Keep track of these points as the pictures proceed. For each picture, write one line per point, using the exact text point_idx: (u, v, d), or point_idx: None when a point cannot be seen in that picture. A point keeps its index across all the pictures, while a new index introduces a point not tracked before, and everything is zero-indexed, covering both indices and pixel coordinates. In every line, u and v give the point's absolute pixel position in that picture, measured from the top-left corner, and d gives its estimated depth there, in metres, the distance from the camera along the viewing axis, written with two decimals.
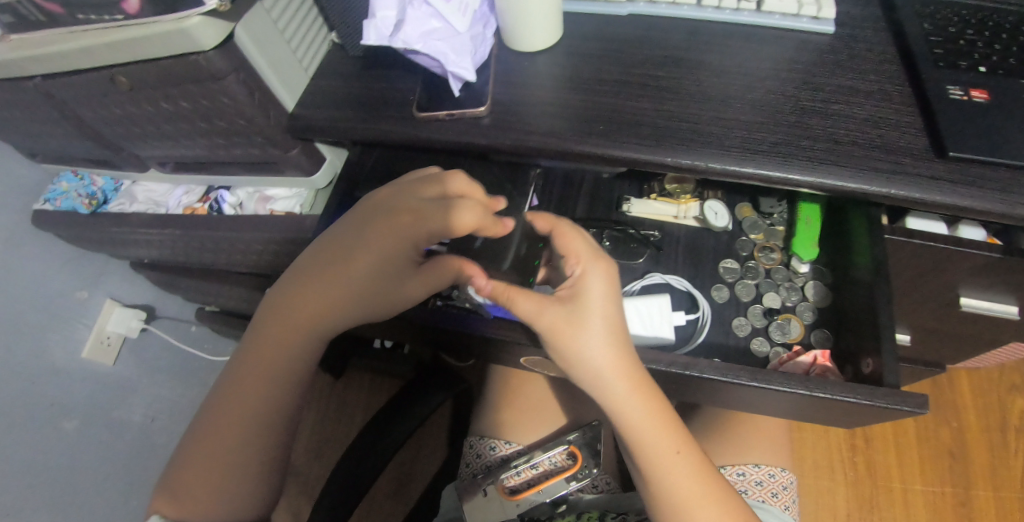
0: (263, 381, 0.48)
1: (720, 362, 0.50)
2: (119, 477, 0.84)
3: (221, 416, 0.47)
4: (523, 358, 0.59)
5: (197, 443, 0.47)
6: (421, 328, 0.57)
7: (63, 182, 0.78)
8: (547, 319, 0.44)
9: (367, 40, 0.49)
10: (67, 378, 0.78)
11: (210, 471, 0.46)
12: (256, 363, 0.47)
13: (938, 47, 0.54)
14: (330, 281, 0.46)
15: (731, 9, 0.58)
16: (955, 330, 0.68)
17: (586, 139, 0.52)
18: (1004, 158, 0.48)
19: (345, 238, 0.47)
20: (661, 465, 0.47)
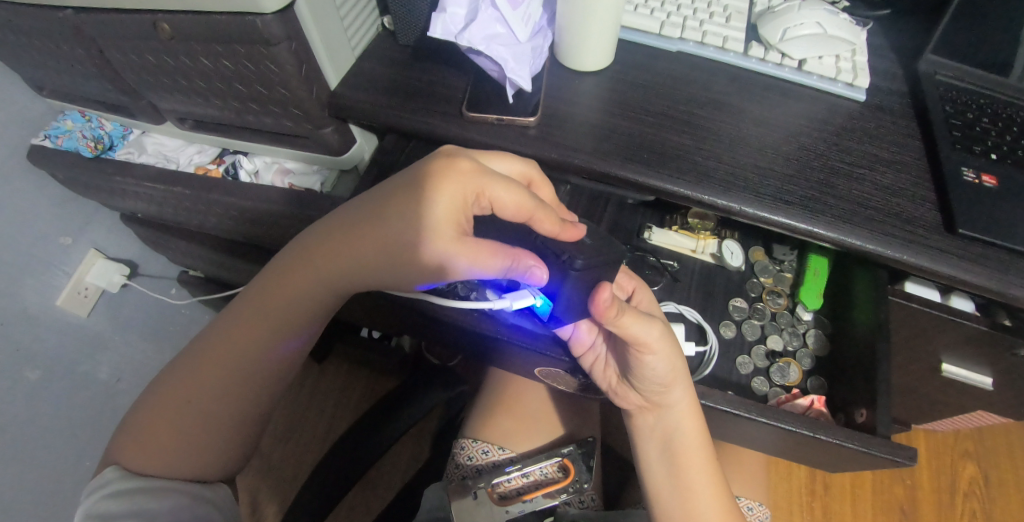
0: (260, 325, 0.49)
1: (732, 395, 0.53)
2: (75, 435, 0.80)
3: (215, 350, 0.49)
4: (535, 368, 0.59)
5: (186, 369, 0.49)
6: (438, 325, 0.57)
7: (69, 120, 0.74)
8: (658, 332, 0.46)
9: (433, 33, 0.51)
10: (38, 325, 0.74)
11: (190, 403, 0.48)
12: (257, 307, 0.49)
13: (956, 130, 0.58)
14: (341, 250, 0.46)
15: (774, 63, 0.61)
16: (928, 393, 0.72)
17: (627, 164, 0.54)
18: (1006, 241, 0.52)
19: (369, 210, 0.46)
20: (700, 477, 0.51)
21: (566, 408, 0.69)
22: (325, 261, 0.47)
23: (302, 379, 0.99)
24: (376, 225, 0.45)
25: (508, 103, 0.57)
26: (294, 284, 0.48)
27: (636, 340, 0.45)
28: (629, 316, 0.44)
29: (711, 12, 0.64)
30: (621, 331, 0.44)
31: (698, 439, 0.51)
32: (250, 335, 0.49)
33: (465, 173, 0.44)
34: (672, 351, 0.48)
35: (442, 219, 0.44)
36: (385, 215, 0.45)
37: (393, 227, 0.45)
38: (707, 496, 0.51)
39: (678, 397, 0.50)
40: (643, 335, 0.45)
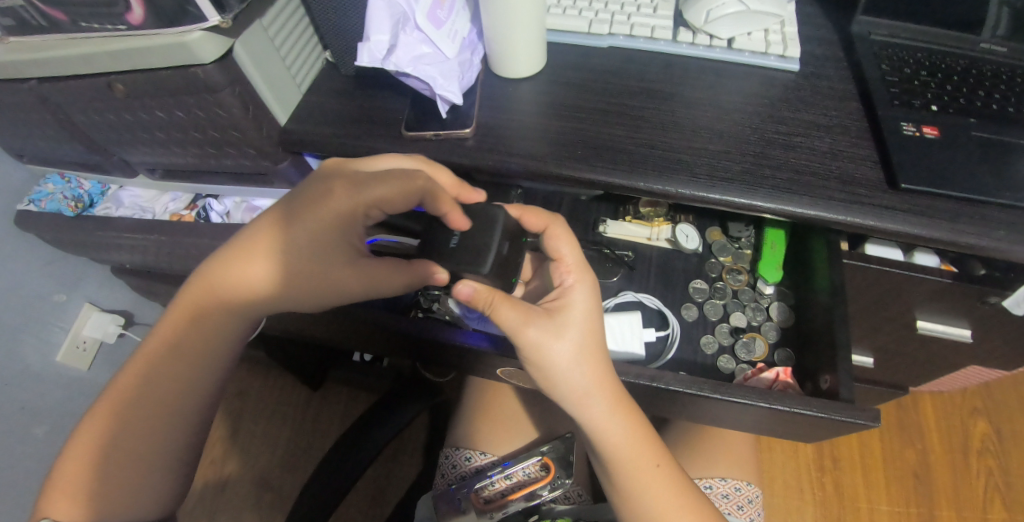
0: (185, 364, 0.49)
1: (687, 376, 0.53)
2: None
3: (137, 391, 0.48)
4: (499, 369, 0.60)
5: (106, 417, 0.48)
6: (400, 338, 0.58)
7: (50, 184, 0.78)
8: (534, 333, 0.45)
9: (361, 61, 0.53)
10: (40, 381, 0.78)
11: (122, 447, 0.47)
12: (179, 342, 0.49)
13: (894, 87, 0.58)
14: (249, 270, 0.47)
15: (704, 46, 0.61)
16: (912, 352, 0.71)
17: (565, 162, 0.55)
18: (950, 190, 0.51)
19: (275, 231, 0.47)
20: (642, 487, 0.49)
21: (546, 407, 0.70)
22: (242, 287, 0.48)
23: (304, 408, 1.02)
24: (275, 242, 0.47)
25: (444, 119, 0.58)
26: (216, 318, 0.49)
27: (510, 334, 0.45)
28: (500, 314, 0.44)
29: (639, 4, 0.64)
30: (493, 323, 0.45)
31: (633, 447, 0.49)
32: (178, 374, 0.49)
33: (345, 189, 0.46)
34: (572, 355, 0.46)
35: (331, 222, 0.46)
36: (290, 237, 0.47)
37: (301, 245, 0.46)
38: (649, 505, 0.48)
39: (597, 410, 0.48)
40: (515, 331, 0.45)
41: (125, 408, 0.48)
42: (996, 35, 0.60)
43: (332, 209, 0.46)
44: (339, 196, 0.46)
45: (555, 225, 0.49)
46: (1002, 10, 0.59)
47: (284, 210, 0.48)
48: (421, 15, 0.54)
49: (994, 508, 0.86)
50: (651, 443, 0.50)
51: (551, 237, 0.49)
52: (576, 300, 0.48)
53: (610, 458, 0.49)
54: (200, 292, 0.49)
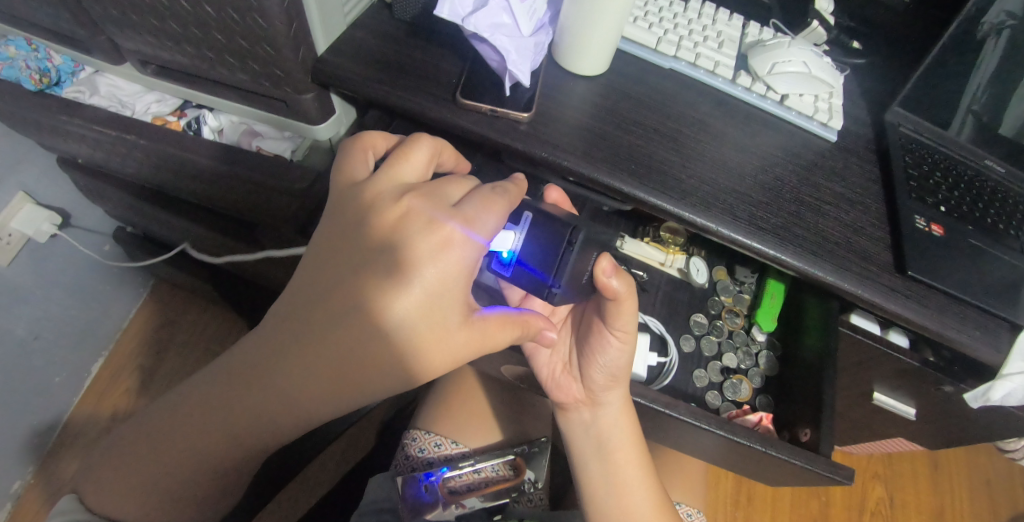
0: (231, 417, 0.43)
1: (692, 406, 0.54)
2: None
3: (164, 434, 0.43)
4: (501, 365, 0.60)
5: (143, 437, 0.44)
6: None
7: (12, 47, 0.68)
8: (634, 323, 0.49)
9: (440, 12, 0.49)
10: None
11: (155, 465, 0.43)
12: (228, 390, 0.42)
13: (913, 179, 0.62)
14: (327, 329, 0.40)
15: (758, 94, 0.63)
16: (854, 417, 0.77)
17: (614, 172, 0.54)
18: (946, 286, 0.56)
19: (333, 294, 0.41)
20: (628, 481, 0.53)
21: (521, 406, 0.69)
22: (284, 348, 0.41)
23: None
24: (359, 303, 0.40)
25: (503, 96, 0.56)
26: (257, 386, 0.42)
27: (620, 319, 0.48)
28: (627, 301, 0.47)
29: (705, 35, 0.65)
30: (616, 303, 0.47)
31: (628, 437, 0.54)
32: (221, 420, 0.43)
33: (435, 244, 0.40)
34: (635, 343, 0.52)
35: (422, 286, 0.39)
36: (348, 306, 0.40)
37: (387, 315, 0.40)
38: (637, 499, 0.53)
39: (614, 395, 0.53)
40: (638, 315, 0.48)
41: (165, 433, 0.43)
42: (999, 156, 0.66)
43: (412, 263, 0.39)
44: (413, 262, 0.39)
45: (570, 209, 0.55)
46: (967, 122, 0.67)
47: (364, 263, 0.40)
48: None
49: None
50: (640, 439, 0.55)
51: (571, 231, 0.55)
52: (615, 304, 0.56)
53: (607, 442, 0.54)
54: (262, 344, 0.42)
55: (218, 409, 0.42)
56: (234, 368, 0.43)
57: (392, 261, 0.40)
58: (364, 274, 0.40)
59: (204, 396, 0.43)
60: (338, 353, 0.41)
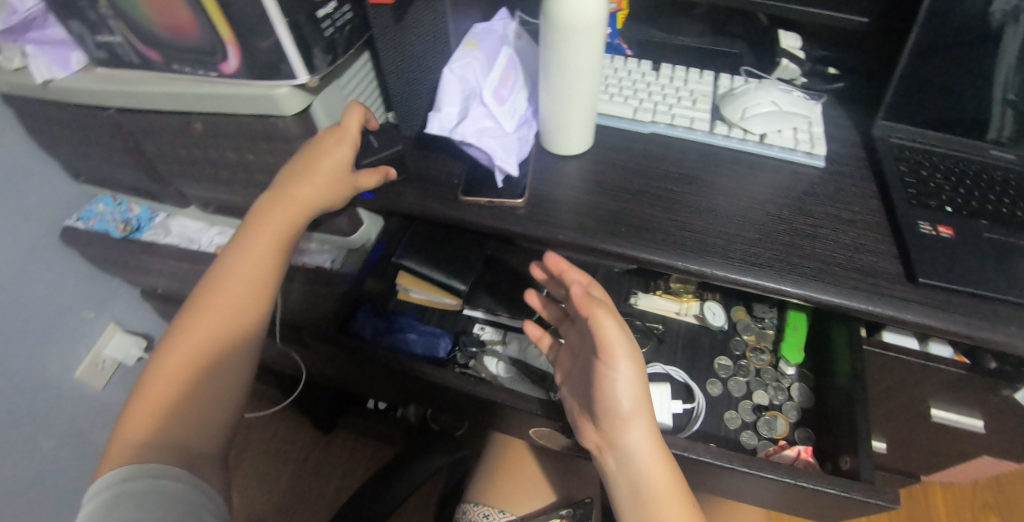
0: (230, 310, 0.55)
1: (715, 447, 0.55)
2: (74, 490, 0.89)
3: (175, 364, 0.52)
4: (531, 428, 0.62)
5: (160, 380, 0.51)
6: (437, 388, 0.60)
7: (101, 204, 0.84)
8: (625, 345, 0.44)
9: (430, 129, 0.58)
10: (50, 391, 0.84)
11: (177, 391, 0.51)
12: (213, 292, 0.55)
13: (912, 188, 0.64)
14: (277, 206, 0.57)
15: (737, 139, 0.67)
16: (926, 442, 0.72)
17: (608, 234, 0.59)
18: (965, 286, 0.55)
19: (276, 189, 0.57)
20: None
21: (564, 468, 0.71)
22: (248, 244, 0.57)
23: (310, 448, 1.03)
24: (294, 178, 0.56)
25: (498, 187, 0.62)
26: (233, 270, 0.56)
27: (604, 342, 0.43)
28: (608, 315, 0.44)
29: (679, 95, 0.70)
30: (596, 327, 0.43)
31: (669, 493, 0.46)
32: (223, 317, 0.54)
33: (337, 131, 0.57)
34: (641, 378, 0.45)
35: (334, 151, 0.56)
36: (283, 189, 0.56)
37: (319, 172, 0.56)
38: None
39: (634, 437, 0.46)
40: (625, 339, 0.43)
41: (172, 361, 0.52)
42: (1006, 136, 0.66)
43: (321, 145, 0.57)
44: (325, 142, 0.57)
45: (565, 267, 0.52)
46: (1009, 118, 0.65)
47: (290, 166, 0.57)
48: (488, 92, 0.59)
49: None
50: (683, 488, 0.47)
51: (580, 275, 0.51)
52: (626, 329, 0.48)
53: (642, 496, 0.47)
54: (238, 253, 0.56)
55: (218, 308, 0.55)
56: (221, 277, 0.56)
57: (308, 150, 0.57)
58: (289, 169, 0.57)
59: (201, 311, 0.54)
60: (287, 214, 0.57)
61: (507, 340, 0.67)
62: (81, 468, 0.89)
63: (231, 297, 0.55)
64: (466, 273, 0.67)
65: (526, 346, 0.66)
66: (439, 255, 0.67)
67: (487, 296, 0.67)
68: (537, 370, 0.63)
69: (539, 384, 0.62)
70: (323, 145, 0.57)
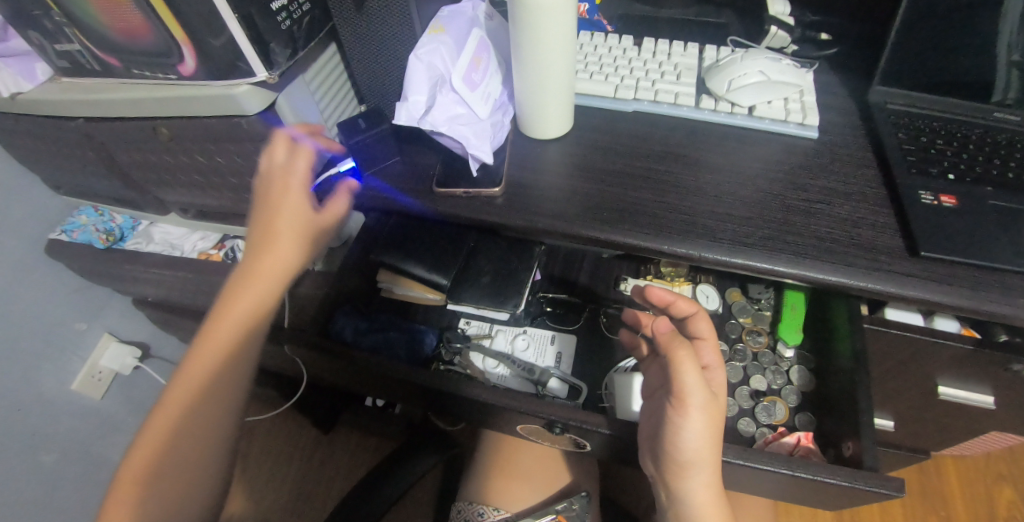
0: (212, 374, 0.52)
1: None
2: (81, 502, 0.89)
3: (161, 432, 0.51)
4: (519, 426, 0.59)
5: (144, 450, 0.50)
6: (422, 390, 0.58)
7: (83, 215, 0.83)
8: (699, 396, 0.46)
9: (399, 120, 0.55)
10: (50, 407, 0.84)
11: (162, 461, 0.50)
12: (196, 356, 0.52)
13: (911, 156, 0.60)
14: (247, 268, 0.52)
15: (726, 112, 0.63)
16: (937, 419, 0.69)
17: (593, 219, 0.56)
18: (970, 257, 0.52)
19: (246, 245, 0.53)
20: None
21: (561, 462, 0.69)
22: (224, 309, 0.52)
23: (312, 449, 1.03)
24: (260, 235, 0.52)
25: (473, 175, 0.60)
26: (215, 335, 0.52)
27: (680, 384, 0.46)
28: (688, 363, 0.46)
29: (663, 70, 0.67)
30: (673, 369, 0.46)
31: None
32: (207, 381, 0.52)
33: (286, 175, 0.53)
34: (710, 428, 0.47)
35: (296, 199, 0.53)
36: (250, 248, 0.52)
37: (283, 226, 0.52)
38: None
39: (693, 482, 0.47)
40: (701, 388, 0.45)
41: (159, 431, 0.51)
42: (1011, 97, 0.62)
43: (281, 195, 0.52)
44: (284, 192, 0.52)
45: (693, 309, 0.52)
46: (1015, 74, 0.61)
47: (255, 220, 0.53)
48: (457, 79, 0.57)
49: None
50: None
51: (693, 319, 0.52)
52: (714, 379, 0.49)
53: None
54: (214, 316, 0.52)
55: (198, 373, 0.51)
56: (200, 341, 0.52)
57: (268, 200, 0.52)
58: (256, 223, 0.53)
59: (183, 377, 0.51)
60: (256, 275, 0.52)
61: (493, 334, 0.65)
62: (82, 481, 0.89)
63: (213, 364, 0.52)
64: (446, 267, 0.64)
65: (512, 340, 0.64)
66: (417, 249, 0.64)
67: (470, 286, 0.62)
68: (522, 363, 0.61)
69: (525, 379, 0.60)
70: (281, 194, 0.53)
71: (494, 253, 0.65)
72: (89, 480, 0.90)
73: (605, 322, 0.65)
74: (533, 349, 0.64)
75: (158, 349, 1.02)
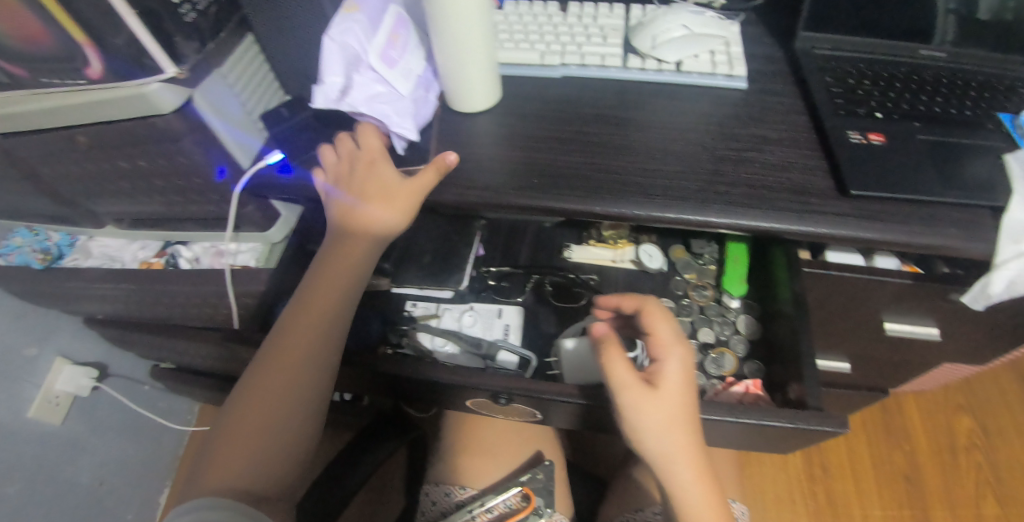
0: (311, 339, 0.53)
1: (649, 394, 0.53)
2: None
3: (265, 390, 0.51)
4: (467, 400, 0.58)
5: (263, 404, 0.51)
6: (371, 376, 0.57)
7: (17, 237, 0.78)
8: (628, 398, 0.43)
9: (315, 102, 0.55)
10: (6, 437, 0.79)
11: (256, 419, 0.50)
12: (295, 326, 0.53)
13: (838, 98, 0.61)
14: (336, 247, 0.55)
15: (653, 70, 0.63)
16: (888, 357, 0.71)
17: (526, 188, 0.55)
18: (899, 192, 0.53)
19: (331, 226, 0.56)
20: None
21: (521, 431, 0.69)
22: (321, 287, 0.54)
23: None
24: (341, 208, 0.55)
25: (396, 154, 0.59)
26: (309, 307, 0.54)
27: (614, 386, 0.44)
28: (615, 361, 0.44)
29: (589, 33, 0.66)
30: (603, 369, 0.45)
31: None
32: (299, 345, 0.53)
33: (367, 152, 0.55)
34: (663, 428, 0.43)
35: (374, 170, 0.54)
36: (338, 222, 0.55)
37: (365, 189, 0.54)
38: None
39: (674, 477, 0.44)
40: (630, 385, 0.43)
41: (257, 390, 0.51)
42: (950, 41, 0.64)
43: (355, 168, 0.55)
44: (363, 164, 0.55)
45: (649, 304, 0.49)
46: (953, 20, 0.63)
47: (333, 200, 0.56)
48: (373, 56, 0.55)
49: (988, 505, 0.88)
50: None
51: (647, 315, 0.48)
52: (672, 373, 0.44)
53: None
54: (305, 294, 0.55)
55: (302, 339, 0.53)
56: (300, 311, 0.54)
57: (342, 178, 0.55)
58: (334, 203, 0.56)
59: (286, 342, 0.53)
60: (336, 252, 0.55)
61: (441, 313, 0.65)
62: (49, 509, 0.86)
63: (309, 331, 0.53)
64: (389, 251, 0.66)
65: (460, 317, 0.64)
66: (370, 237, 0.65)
67: (415, 268, 0.65)
68: (470, 338, 0.61)
69: (474, 354, 0.60)
70: (361, 165, 0.55)
71: (432, 234, 0.68)
72: (58, 506, 0.88)
73: (551, 291, 0.65)
74: (483, 325, 0.64)
75: (118, 367, 1.00)
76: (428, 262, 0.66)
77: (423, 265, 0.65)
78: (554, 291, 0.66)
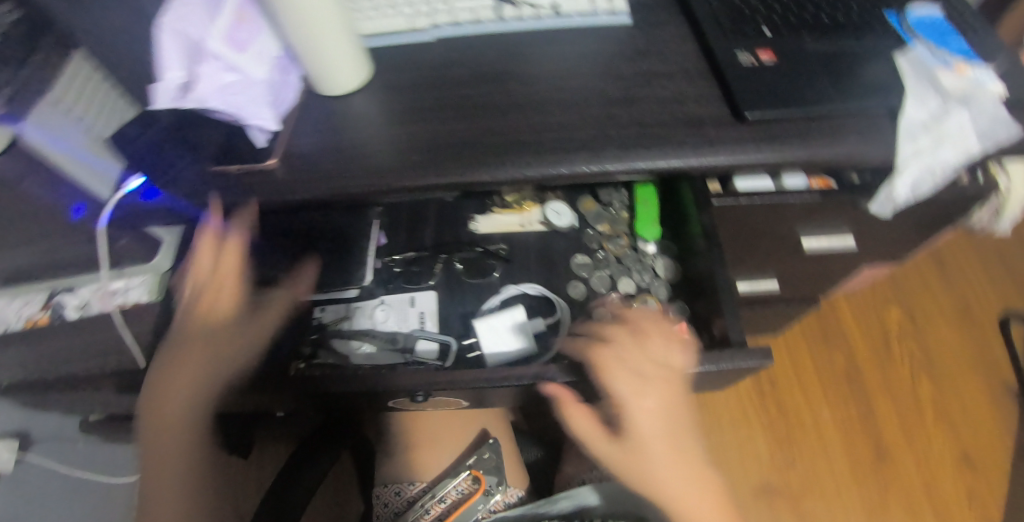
0: (201, 364, 0.51)
1: (572, 364, 0.51)
2: None
3: (166, 417, 0.50)
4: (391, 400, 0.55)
5: (173, 432, 0.50)
6: (281, 396, 0.53)
7: None
8: (598, 444, 0.49)
9: (157, 104, 0.51)
10: None
11: (170, 449, 0.50)
12: (181, 355, 0.51)
13: (725, 18, 0.58)
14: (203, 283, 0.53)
15: (531, 17, 0.59)
16: (811, 271, 0.72)
17: (414, 169, 0.51)
18: (794, 108, 0.51)
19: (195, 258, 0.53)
20: None
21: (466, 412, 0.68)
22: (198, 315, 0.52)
23: None
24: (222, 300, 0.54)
25: (257, 148, 0.54)
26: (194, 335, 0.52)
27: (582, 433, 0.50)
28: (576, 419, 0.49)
29: None
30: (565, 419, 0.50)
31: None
32: (191, 372, 0.50)
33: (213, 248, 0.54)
34: (642, 457, 0.47)
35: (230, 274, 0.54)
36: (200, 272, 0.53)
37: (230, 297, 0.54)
38: None
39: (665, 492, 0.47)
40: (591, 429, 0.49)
41: (158, 419, 0.50)
42: None
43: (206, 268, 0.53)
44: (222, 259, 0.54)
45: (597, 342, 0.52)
46: None
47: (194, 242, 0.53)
48: (217, 43, 0.51)
49: (921, 385, 0.95)
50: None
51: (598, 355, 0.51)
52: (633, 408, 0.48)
53: None
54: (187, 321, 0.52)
55: (192, 365, 0.51)
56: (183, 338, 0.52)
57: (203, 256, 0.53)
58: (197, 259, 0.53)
59: (173, 369, 0.50)
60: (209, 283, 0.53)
61: (353, 314, 0.62)
62: None
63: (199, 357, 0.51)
64: (282, 260, 0.62)
65: (371, 313, 0.61)
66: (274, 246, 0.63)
67: (321, 271, 0.62)
68: (385, 335, 0.59)
69: (392, 350, 0.59)
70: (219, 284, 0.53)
71: (328, 232, 0.65)
72: None
73: (462, 269, 0.64)
74: (400, 317, 0.61)
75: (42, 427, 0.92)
76: (332, 260, 0.63)
77: (328, 266, 0.63)
78: (465, 269, 0.64)
